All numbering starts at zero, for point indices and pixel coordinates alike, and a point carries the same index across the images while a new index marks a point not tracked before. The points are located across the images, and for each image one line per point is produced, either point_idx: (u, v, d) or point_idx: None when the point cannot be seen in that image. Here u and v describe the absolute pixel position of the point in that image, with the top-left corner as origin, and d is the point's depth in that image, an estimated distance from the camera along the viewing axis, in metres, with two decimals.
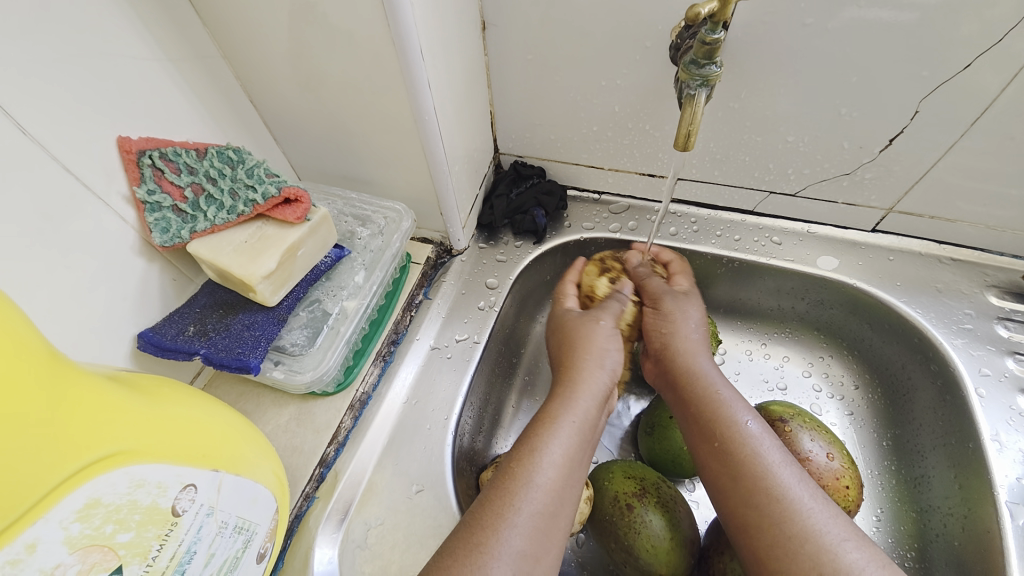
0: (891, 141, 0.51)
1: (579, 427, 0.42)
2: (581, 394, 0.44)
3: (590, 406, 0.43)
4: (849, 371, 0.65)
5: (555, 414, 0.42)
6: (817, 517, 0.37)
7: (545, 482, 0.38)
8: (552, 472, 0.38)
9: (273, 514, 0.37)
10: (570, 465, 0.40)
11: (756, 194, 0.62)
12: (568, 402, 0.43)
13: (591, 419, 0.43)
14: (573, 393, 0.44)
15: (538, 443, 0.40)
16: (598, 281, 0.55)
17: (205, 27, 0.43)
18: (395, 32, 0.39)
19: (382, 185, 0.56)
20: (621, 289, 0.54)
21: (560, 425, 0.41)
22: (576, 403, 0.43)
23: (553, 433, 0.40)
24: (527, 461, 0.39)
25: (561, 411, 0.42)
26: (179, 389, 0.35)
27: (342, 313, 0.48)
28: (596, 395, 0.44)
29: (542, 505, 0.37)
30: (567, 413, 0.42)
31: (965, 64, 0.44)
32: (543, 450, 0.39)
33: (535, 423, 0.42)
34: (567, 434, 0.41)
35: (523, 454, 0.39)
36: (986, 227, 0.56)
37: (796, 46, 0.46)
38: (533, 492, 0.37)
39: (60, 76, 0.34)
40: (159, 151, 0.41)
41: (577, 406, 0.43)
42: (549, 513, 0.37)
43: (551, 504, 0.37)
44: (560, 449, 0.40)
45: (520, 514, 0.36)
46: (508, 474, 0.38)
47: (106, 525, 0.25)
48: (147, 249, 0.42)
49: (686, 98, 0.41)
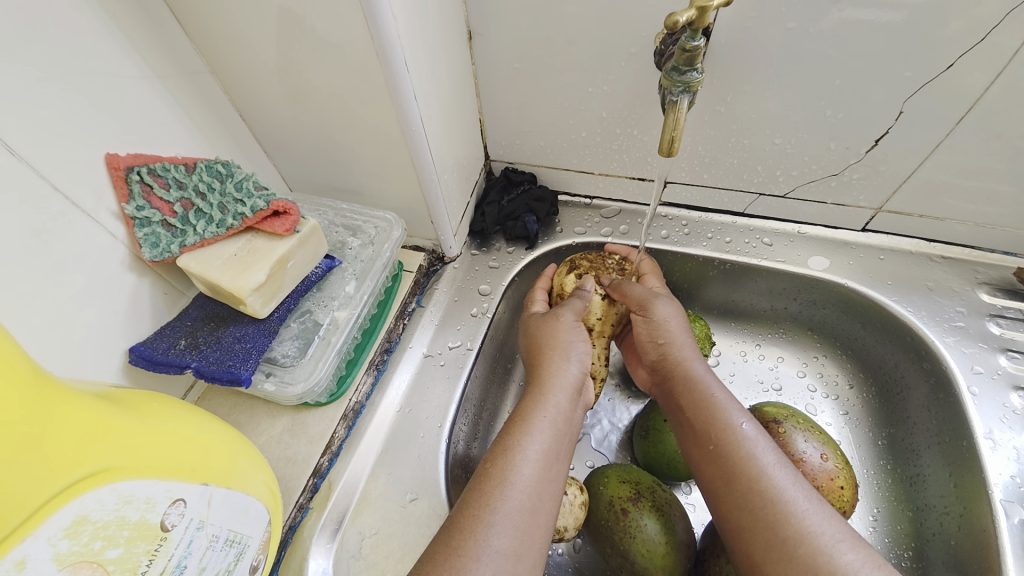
0: (877, 142, 0.51)
1: (552, 422, 0.42)
2: (552, 389, 0.44)
3: (562, 399, 0.44)
4: (843, 370, 0.65)
5: (528, 411, 0.42)
6: (812, 519, 0.37)
7: (521, 480, 0.38)
8: (528, 469, 0.38)
9: (265, 527, 0.37)
10: (547, 461, 0.40)
11: (746, 196, 0.62)
12: (539, 398, 0.43)
13: (564, 413, 0.43)
14: (544, 390, 0.44)
15: (511, 441, 0.40)
16: (567, 278, 0.55)
17: (193, 43, 0.44)
18: (380, 45, 0.39)
19: (372, 195, 0.57)
20: (584, 285, 0.53)
21: (534, 422, 0.41)
22: (547, 398, 0.43)
23: (528, 430, 0.41)
24: (501, 460, 0.39)
25: (532, 408, 0.42)
26: (169, 404, 0.35)
27: (333, 323, 0.48)
28: (567, 389, 0.45)
29: (520, 502, 0.37)
30: (539, 409, 0.42)
31: (948, 64, 0.44)
32: (518, 448, 0.39)
33: (510, 422, 0.42)
34: (541, 429, 0.41)
35: (498, 454, 0.39)
36: (976, 225, 0.56)
37: (781, 50, 0.46)
38: (510, 491, 0.37)
39: (48, 95, 0.35)
40: (147, 168, 0.41)
41: (548, 402, 0.43)
42: (529, 511, 0.37)
43: (529, 501, 0.37)
44: (535, 445, 0.40)
45: (497, 513, 0.36)
46: (485, 474, 0.38)
47: (95, 541, 0.26)
48: (137, 264, 0.42)
49: (668, 104, 0.41)
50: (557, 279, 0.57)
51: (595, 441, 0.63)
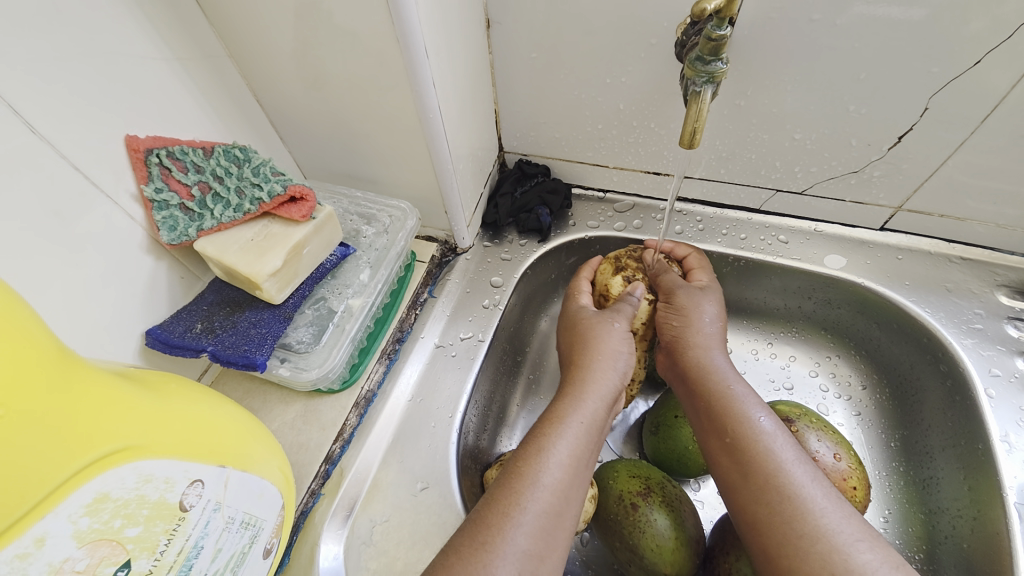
0: (899, 139, 0.51)
1: (587, 429, 0.42)
2: (589, 395, 0.44)
3: (597, 406, 0.43)
4: (856, 371, 0.65)
5: (563, 414, 0.42)
6: (831, 517, 0.36)
7: (552, 483, 0.38)
8: (559, 472, 0.38)
9: (279, 510, 0.38)
10: (577, 466, 0.40)
11: (763, 192, 0.61)
12: (577, 403, 0.43)
13: (598, 419, 0.43)
14: (582, 394, 0.44)
15: (544, 443, 0.40)
16: (612, 279, 0.55)
17: (212, 27, 0.44)
18: (400, 31, 0.39)
19: (387, 183, 0.56)
20: (634, 290, 0.53)
21: (567, 425, 0.41)
22: (584, 404, 0.43)
23: (561, 433, 0.40)
24: (533, 460, 0.39)
25: (569, 412, 0.42)
26: (187, 385, 0.35)
27: (347, 311, 0.48)
28: (604, 396, 0.44)
29: (547, 504, 0.37)
30: (575, 413, 0.42)
31: (974, 61, 0.43)
32: (550, 449, 0.39)
33: (542, 423, 0.42)
34: (575, 435, 0.41)
35: (531, 454, 0.39)
36: (996, 226, 0.56)
37: (804, 43, 0.46)
38: (539, 492, 0.37)
39: (69, 74, 0.34)
40: (166, 150, 0.41)
41: (585, 407, 0.43)
42: (554, 513, 0.37)
43: (556, 505, 0.37)
44: (566, 448, 0.40)
45: (525, 513, 0.36)
46: (516, 473, 0.38)
47: (115, 520, 0.26)
48: (155, 247, 0.43)
49: (692, 95, 0.41)
50: (601, 277, 0.56)
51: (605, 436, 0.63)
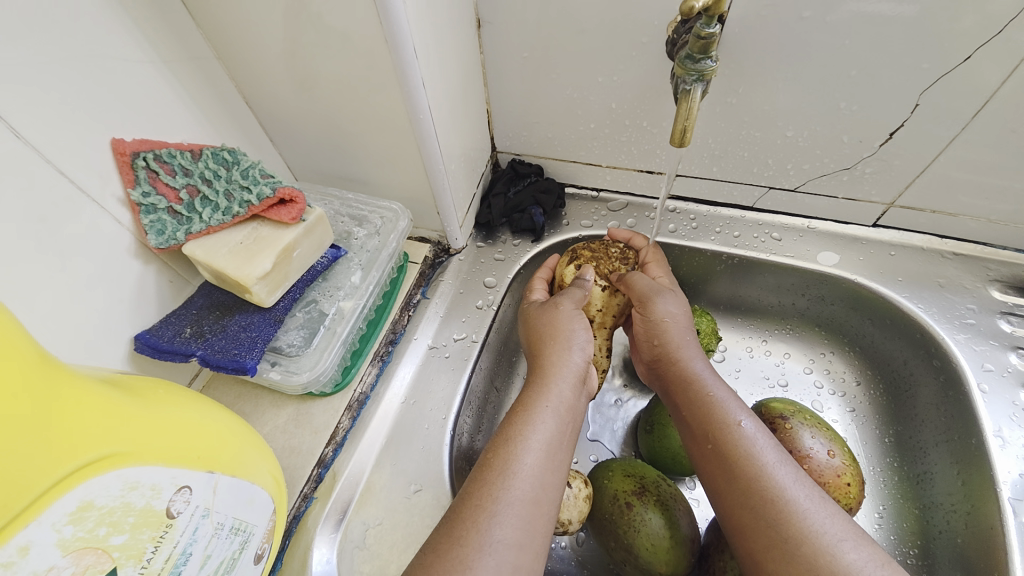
0: (891, 136, 0.51)
1: (555, 411, 0.41)
2: (554, 379, 0.44)
3: (564, 390, 0.43)
4: (851, 367, 0.65)
5: (530, 402, 0.42)
6: (815, 517, 0.36)
7: (524, 470, 0.38)
8: (530, 459, 0.38)
9: (270, 515, 0.37)
10: (550, 451, 0.39)
11: (756, 190, 0.61)
12: (542, 388, 0.43)
13: (567, 402, 0.43)
14: (546, 380, 0.44)
15: (514, 432, 0.40)
16: (567, 268, 0.55)
17: (199, 29, 0.43)
18: (388, 31, 0.38)
19: (378, 184, 0.56)
20: (584, 274, 0.53)
21: (534, 412, 0.41)
22: (549, 388, 0.43)
23: (530, 420, 0.40)
24: (504, 450, 0.39)
25: (536, 399, 0.42)
26: (176, 390, 0.35)
27: (339, 313, 0.48)
28: (569, 377, 0.44)
29: (523, 492, 0.37)
30: (542, 399, 0.42)
31: (965, 57, 0.43)
32: (520, 439, 0.39)
33: (512, 413, 0.42)
34: (544, 420, 0.41)
35: (500, 444, 0.39)
36: (988, 222, 0.56)
37: (795, 41, 0.46)
38: (512, 480, 0.37)
39: (53, 78, 0.34)
40: (153, 154, 0.41)
41: (552, 391, 0.43)
42: (531, 501, 0.37)
43: (531, 492, 0.37)
44: (538, 435, 0.40)
45: (499, 503, 0.36)
46: (488, 465, 0.38)
47: (100, 528, 0.25)
48: (143, 251, 0.42)
49: (681, 94, 0.41)
50: (560, 271, 0.56)
51: (600, 435, 0.62)
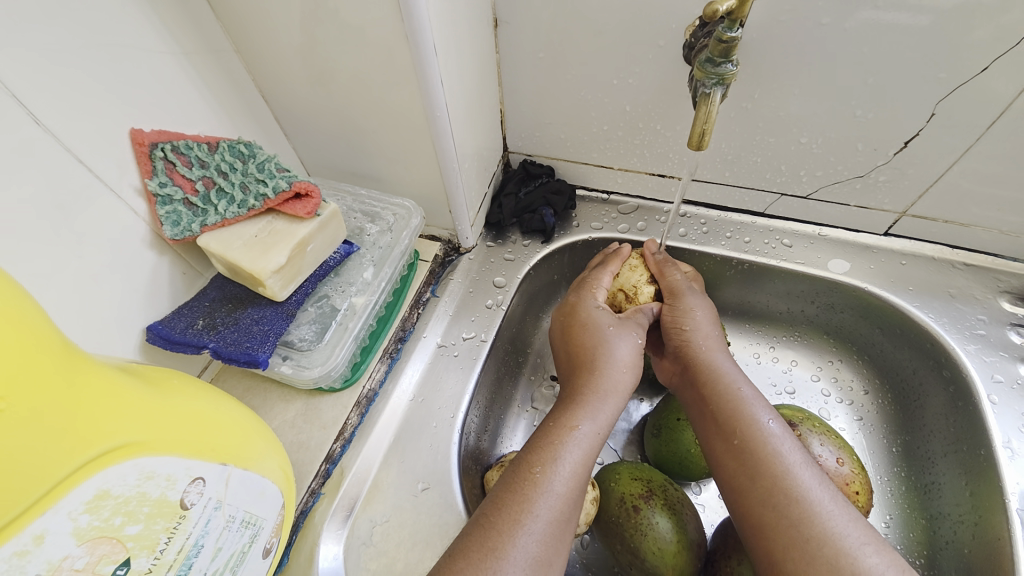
0: (906, 144, 0.51)
1: (598, 435, 0.41)
2: (602, 400, 0.43)
3: (609, 413, 0.43)
4: (859, 376, 0.65)
5: (575, 419, 0.41)
6: (838, 520, 0.36)
7: (562, 490, 0.38)
8: (570, 480, 0.38)
9: (279, 509, 0.37)
10: (585, 472, 0.39)
11: (768, 196, 0.61)
12: (588, 408, 0.42)
13: (610, 427, 0.43)
14: (592, 398, 0.43)
15: (558, 450, 0.39)
16: (642, 285, 0.53)
17: (219, 22, 0.43)
18: (409, 28, 0.38)
19: (391, 181, 0.56)
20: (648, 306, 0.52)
21: (580, 432, 0.41)
22: (597, 409, 0.42)
23: (575, 440, 0.40)
24: (545, 468, 0.38)
25: (580, 418, 0.42)
26: (190, 381, 0.35)
27: (351, 309, 0.48)
28: (616, 404, 0.44)
29: (558, 512, 0.37)
30: (588, 419, 0.42)
31: (982, 68, 0.43)
32: (562, 457, 0.39)
33: (551, 427, 0.42)
34: (585, 441, 0.40)
35: (540, 460, 0.39)
36: (1000, 233, 0.56)
37: (812, 47, 0.46)
38: (550, 500, 0.37)
39: (75, 67, 0.34)
40: (170, 145, 0.41)
41: (598, 414, 0.42)
42: (564, 521, 0.37)
43: (566, 513, 0.37)
44: (578, 455, 0.39)
45: (536, 521, 0.36)
46: (526, 480, 0.38)
47: (115, 517, 0.25)
48: (157, 243, 0.42)
49: (701, 96, 0.40)
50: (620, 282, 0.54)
51: (605, 437, 0.62)
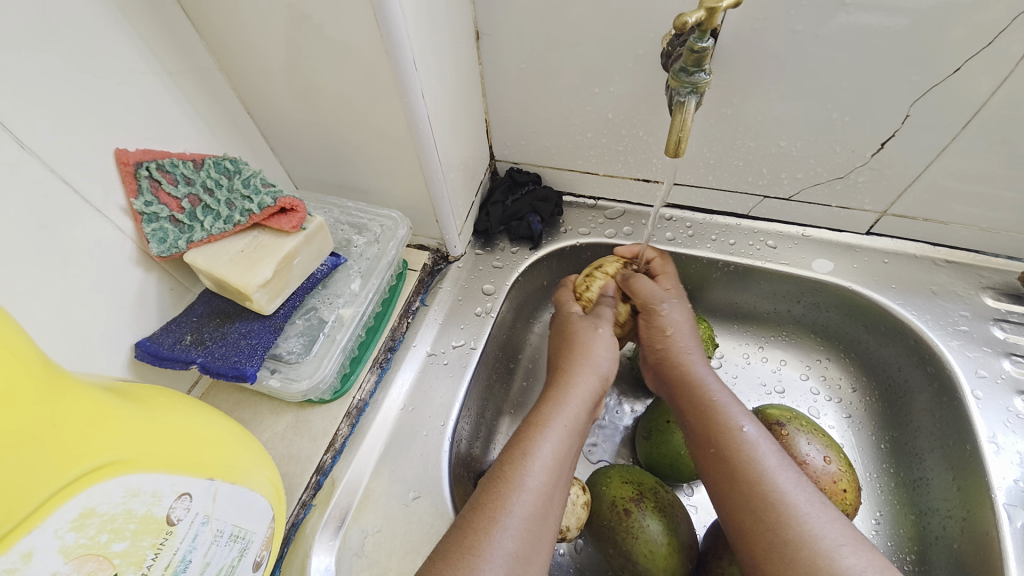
0: (883, 145, 0.51)
1: (567, 430, 0.42)
2: (569, 397, 0.45)
3: (577, 408, 0.44)
4: (847, 374, 0.65)
5: (545, 416, 0.43)
6: (815, 521, 0.36)
7: (535, 485, 0.38)
8: (542, 475, 0.39)
9: (269, 522, 0.37)
10: (559, 467, 0.40)
11: (751, 199, 0.62)
12: (556, 405, 0.44)
13: (580, 421, 0.44)
14: (563, 397, 0.45)
15: (529, 446, 0.40)
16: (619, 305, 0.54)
17: (202, 40, 0.44)
18: (388, 43, 0.39)
19: (378, 193, 0.57)
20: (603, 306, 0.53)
21: (550, 428, 0.42)
22: (566, 405, 0.44)
23: (545, 435, 0.41)
24: (517, 464, 0.39)
25: (550, 414, 0.43)
26: (176, 398, 0.35)
27: (338, 320, 0.48)
28: (586, 399, 0.45)
29: (532, 507, 0.37)
30: (557, 415, 0.43)
31: (954, 69, 0.44)
32: (533, 453, 0.40)
33: (526, 426, 0.43)
34: (554, 435, 0.41)
35: (515, 457, 0.40)
36: (980, 229, 0.56)
37: (787, 53, 0.47)
38: (524, 496, 0.37)
39: (59, 91, 0.35)
40: (156, 163, 0.42)
41: (566, 410, 0.43)
42: (539, 517, 0.37)
43: (541, 508, 0.38)
44: (550, 450, 0.40)
45: (511, 517, 0.36)
46: (501, 477, 0.39)
47: (101, 534, 0.26)
48: (144, 260, 0.43)
49: (676, 105, 0.41)
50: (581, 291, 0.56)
51: (598, 440, 0.63)
